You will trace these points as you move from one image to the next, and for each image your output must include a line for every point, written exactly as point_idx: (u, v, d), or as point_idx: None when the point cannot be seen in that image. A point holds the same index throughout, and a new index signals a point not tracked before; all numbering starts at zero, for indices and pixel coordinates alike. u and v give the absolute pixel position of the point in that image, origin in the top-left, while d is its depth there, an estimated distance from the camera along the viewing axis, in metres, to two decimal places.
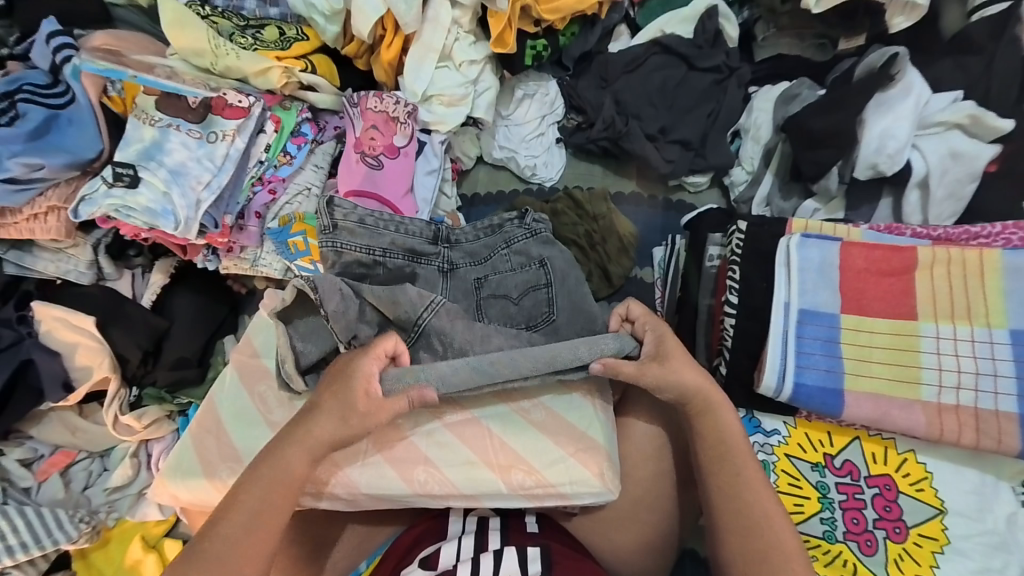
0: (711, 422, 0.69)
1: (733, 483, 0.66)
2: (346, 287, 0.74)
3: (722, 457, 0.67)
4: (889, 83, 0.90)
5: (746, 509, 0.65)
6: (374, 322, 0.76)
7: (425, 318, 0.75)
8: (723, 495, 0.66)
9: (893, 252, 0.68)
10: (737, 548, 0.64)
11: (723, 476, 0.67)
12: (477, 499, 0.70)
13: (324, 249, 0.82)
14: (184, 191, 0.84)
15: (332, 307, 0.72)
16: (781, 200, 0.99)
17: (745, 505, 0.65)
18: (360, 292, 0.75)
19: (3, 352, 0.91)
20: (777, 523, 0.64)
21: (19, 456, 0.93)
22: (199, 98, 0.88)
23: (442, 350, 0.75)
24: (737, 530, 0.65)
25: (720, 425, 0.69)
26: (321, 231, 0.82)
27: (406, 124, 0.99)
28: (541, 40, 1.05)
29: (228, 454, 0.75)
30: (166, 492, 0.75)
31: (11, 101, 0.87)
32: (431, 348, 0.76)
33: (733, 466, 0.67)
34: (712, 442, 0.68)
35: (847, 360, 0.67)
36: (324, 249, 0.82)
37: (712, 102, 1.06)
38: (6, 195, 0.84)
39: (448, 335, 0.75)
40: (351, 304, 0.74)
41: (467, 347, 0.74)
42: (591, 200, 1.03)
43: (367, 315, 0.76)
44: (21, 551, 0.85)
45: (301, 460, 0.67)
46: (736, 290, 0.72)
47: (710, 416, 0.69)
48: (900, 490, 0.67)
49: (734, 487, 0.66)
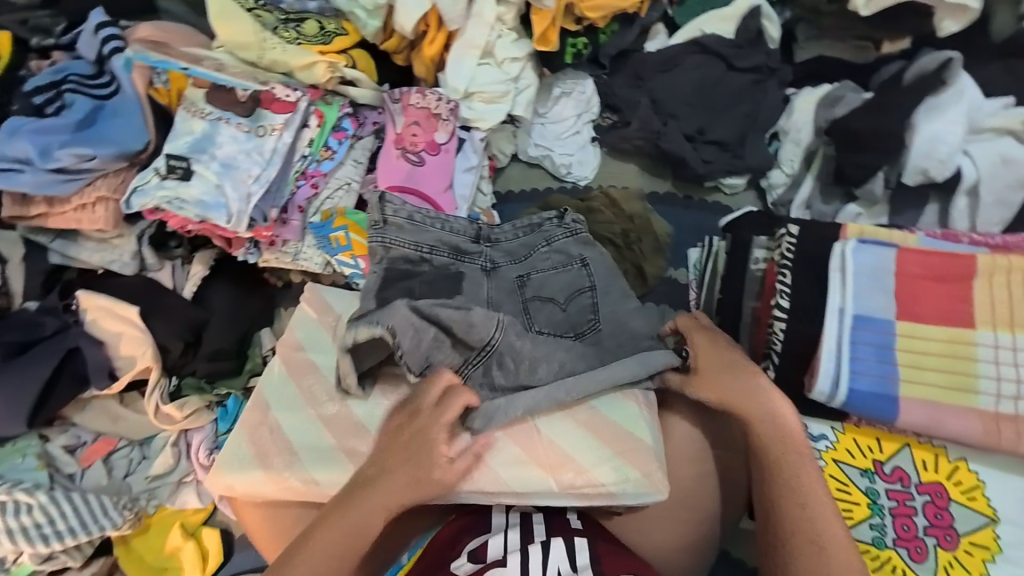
0: (763, 430, 0.69)
1: (789, 492, 0.66)
2: (418, 322, 0.74)
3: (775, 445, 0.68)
4: (941, 86, 0.88)
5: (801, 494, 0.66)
6: (447, 346, 0.76)
7: (498, 339, 0.75)
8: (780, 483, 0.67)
9: (950, 259, 0.68)
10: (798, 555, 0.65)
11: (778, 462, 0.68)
12: (525, 498, 0.71)
13: (372, 244, 0.84)
14: (235, 184, 0.85)
15: (407, 344, 0.74)
16: (822, 204, 0.98)
17: (804, 511, 0.65)
18: (433, 317, 0.75)
19: (49, 340, 0.92)
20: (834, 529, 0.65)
21: (62, 442, 0.95)
22: (249, 92, 0.89)
23: (514, 370, 0.76)
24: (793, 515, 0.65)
25: (770, 429, 0.69)
26: (371, 226, 0.84)
27: (448, 121, 0.99)
28: (581, 38, 1.04)
29: (281, 447, 0.76)
30: (221, 483, 0.76)
31: (58, 90, 0.89)
32: (503, 370, 0.76)
33: (789, 474, 0.67)
34: (764, 449, 0.69)
35: (901, 367, 0.67)
36: (372, 244, 0.84)
37: (750, 102, 1.05)
38: (54, 184, 0.85)
39: (517, 358, 0.76)
40: (424, 335, 0.74)
41: (536, 371, 0.76)
42: (626, 199, 1.03)
43: (443, 341, 0.76)
44: (69, 536, 0.86)
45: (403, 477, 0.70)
46: (787, 294, 0.72)
47: (761, 423, 0.69)
48: (951, 498, 0.68)
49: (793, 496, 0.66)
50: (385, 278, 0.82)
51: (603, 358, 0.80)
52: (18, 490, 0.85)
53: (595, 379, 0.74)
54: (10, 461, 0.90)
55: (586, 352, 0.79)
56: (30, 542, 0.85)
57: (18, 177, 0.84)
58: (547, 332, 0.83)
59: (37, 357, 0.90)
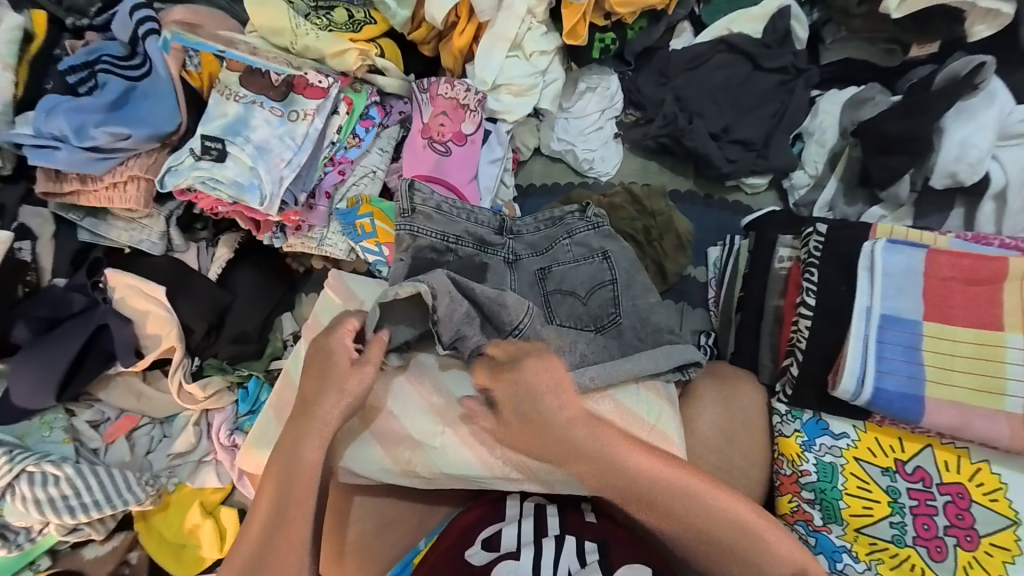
0: (654, 472, 0.68)
1: (682, 521, 0.67)
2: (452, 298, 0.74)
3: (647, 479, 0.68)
4: (972, 91, 0.88)
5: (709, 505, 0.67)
6: (477, 325, 0.76)
7: (525, 325, 0.76)
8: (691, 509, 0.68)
9: (981, 261, 0.69)
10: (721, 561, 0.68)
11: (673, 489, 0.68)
12: (552, 486, 0.72)
13: (400, 232, 0.84)
14: (269, 167, 0.86)
15: (442, 311, 0.73)
16: (845, 205, 0.98)
17: (707, 534, 0.67)
18: (470, 292, 0.75)
19: (77, 317, 0.93)
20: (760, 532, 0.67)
21: (88, 418, 0.97)
22: (282, 76, 0.90)
23: (539, 356, 0.78)
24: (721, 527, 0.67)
25: (627, 468, 0.68)
26: (399, 214, 0.85)
27: (476, 112, 1.00)
28: (610, 33, 1.04)
29: None
30: (253, 460, 0.83)
31: (90, 70, 0.90)
32: None
33: (664, 505, 0.67)
34: (637, 489, 0.68)
35: (929, 368, 0.68)
36: (399, 232, 0.84)
37: (776, 103, 1.05)
38: (88, 163, 0.86)
39: (543, 345, 0.78)
40: (459, 307, 0.74)
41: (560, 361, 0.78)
42: (649, 196, 1.02)
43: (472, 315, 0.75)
44: (94, 509, 0.88)
45: (295, 487, 0.70)
46: (813, 293, 0.75)
47: (632, 469, 0.68)
48: (973, 499, 0.68)
49: (708, 521, 0.66)
50: (412, 265, 0.83)
51: (624, 350, 0.82)
52: (46, 462, 0.86)
53: (619, 370, 0.77)
54: (38, 433, 0.92)
55: (608, 345, 0.81)
56: (57, 514, 0.86)
57: (54, 154, 0.86)
58: (569, 325, 0.84)
59: (66, 333, 0.91)
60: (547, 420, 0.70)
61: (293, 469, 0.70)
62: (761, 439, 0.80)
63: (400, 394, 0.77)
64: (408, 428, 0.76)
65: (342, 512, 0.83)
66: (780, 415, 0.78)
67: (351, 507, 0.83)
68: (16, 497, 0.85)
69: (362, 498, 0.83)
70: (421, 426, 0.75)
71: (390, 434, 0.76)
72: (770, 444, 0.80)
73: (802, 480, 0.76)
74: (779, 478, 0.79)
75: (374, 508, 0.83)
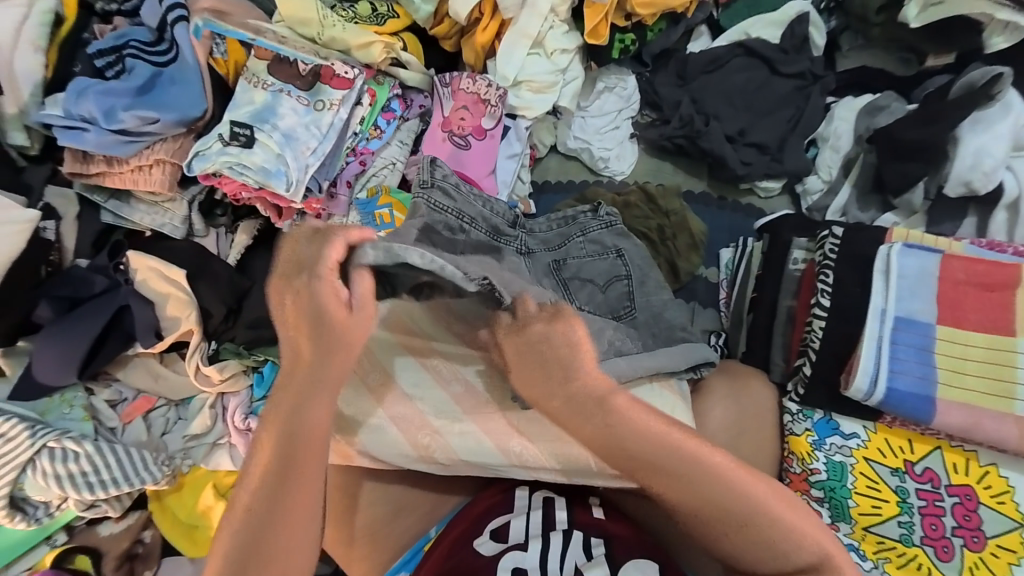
0: (682, 446, 0.63)
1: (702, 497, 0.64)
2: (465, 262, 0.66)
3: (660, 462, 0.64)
4: (988, 101, 0.89)
5: (718, 480, 0.64)
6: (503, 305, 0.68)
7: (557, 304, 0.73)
8: (711, 486, 0.64)
9: (996, 267, 0.70)
10: (737, 542, 0.65)
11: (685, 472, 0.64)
12: (566, 475, 0.75)
13: (417, 202, 0.83)
14: (296, 155, 0.88)
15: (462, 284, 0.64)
16: (858, 211, 1.00)
17: (729, 512, 0.64)
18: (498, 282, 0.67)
19: (99, 297, 0.94)
20: (782, 514, 0.64)
21: (106, 397, 0.99)
22: (309, 66, 0.91)
23: None
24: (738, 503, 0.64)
25: (647, 441, 0.63)
26: (418, 185, 0.85)
27: (496, 107, 1.01)
28: (630, 34, 1.05)
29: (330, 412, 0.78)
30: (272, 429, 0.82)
31: (119, 55, 0.91)
32: None
33: (693, 483, 0.64)
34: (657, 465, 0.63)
35: (940, 370, 0.70)
36: (417, 202, 0.83)
37: (792, 108, 1.06)
38: (116, 145, 0.88)
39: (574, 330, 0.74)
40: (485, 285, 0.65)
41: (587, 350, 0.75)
42: (664, 196, 1.03)
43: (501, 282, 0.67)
44: (112, 486, 0.90)
45: (302, 450, 0.65)
46: (829, 293, 0.76)
47: (655, 441, 0.63)
48: (980, 501, 0.70)
49: (737, 500, 0.63)
50: (423, 230, 0.80)
51: (645, 344, 0.82)
52: (66, 438, 0.88)
53: (636, 365, 0.77)
54: (58, 410, 0.94)
55: (631, 333, 0.82)
56: (76, 489, 0.88)
57: (83, 136, 0.88)
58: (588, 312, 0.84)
59: (89, 313, 0.93)
60: (575, 388, 0.61)
61: (297, 435, 0.65)
62: (772, 437, 0.81)
63: (418, 379, 0.78)
64: (426, 413, 0.77)
65: (347, 500, 0.83)
66: (791, 414, 0.79)
67: (358, 494, 0.84)
68: (37, 472, 0.87)
69: (371, 483, 0.85)
70: (439, 412, 0.77)
71: (407, 421, 0.77)
72: (780, 442, 0.81)
73: (812, 478, 0.77)
74: (789, 476, 0.80)
75: (388, 494, 0.85)
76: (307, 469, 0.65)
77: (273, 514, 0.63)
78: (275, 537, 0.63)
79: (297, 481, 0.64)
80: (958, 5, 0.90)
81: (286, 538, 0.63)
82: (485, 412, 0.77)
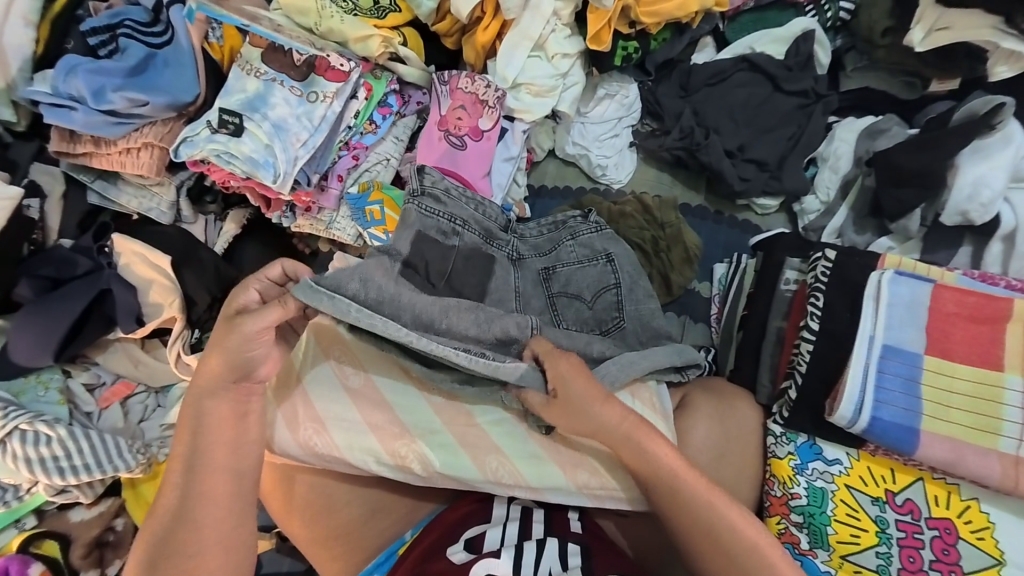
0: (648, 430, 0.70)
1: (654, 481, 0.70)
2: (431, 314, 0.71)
3: (624, 446, 0.70)
4: (988, 131, 0.88)
5: (666, 465, 0.70)
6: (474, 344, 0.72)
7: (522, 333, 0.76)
8: (665, 472, 0.69)
9: (988, 300, 0.69)
10: (688, 530, 0.69)
11: (641, 460, 0.70)
12: (541, 491, 0.74)
13: (407, 207, 0.82)
14: (285, 145, 0.86)
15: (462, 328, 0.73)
16: (854, 233, 0.99)
17: (680, 498, 0.69)
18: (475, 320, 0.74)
19: (83, 278, 0.93)
20: (708, 500, 0.69)
21: (84, 380, 0.98)
22: (304, 56, 0.89)
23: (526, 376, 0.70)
24: (683, 484, 0.69)
25: (604, 425, 0.70)
26: (410, 194, 0.84)
27: (494, 108, 1.00)
28: (633, 41, 1.02)
29: (310, 412, 0.75)
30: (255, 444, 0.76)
31: (112, 34, 0.89)
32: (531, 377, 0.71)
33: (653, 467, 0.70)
34: (625, 449, 0.70)
35: (926, 402, 0.69)
36: (407, 207, 0.82)
37: (794, 125, 1.04)
38: (104, 126, 0.87)
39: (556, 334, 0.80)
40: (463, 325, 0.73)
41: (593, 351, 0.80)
42: (660, 207, 1.02)
43: (473, 322, 0.74)
44: (84, 472, 0.88)
45: (200, 449, 0.68)
46: (818, 317, 0.76)
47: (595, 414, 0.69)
48: (960, 536, 0.69)
49: (679, 484, 0.69)
50: (417, 240, 0.81)
51: (641, 340, 0.86)
52: (40, 422, 0.86)
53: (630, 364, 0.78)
54: (33, 392, 0.92)
55: (617, 343, 0.83)
56: (47, 473, 0.87)
57: (71, 115, 0.86)
58: (575, 329, 0.86)
59: (71, 294, 0.92)
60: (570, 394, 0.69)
61: (200, 424, 0.69)
62: (754, 459, 0.80)
63: (399, 384, 0.77)
64: (405, 421, 0.75)
65: (321, 501, 0.80)
66: (775, 436, 0.78)
67: (332, 498, 0.81)
68: (7, 454, 0.85)
69: (346, 486, 0.81)
70: (418, 419, 0.75)
71: (383, 425, 0.75)
72: (762, 465, 0.80)
73: (792, 502, 0.76)
74: (769, 499, 0.79)
75: (363, 498, 0.82)
76: (213, 463, 0.69)
77: (183, 510, 0.67)
78: (187, 535, 0.67)
79: (206, 471, 0.68)
80: (963, 32, 0.87)
81: (203, 529, 0.67)
82: (464, 422, 0.76)
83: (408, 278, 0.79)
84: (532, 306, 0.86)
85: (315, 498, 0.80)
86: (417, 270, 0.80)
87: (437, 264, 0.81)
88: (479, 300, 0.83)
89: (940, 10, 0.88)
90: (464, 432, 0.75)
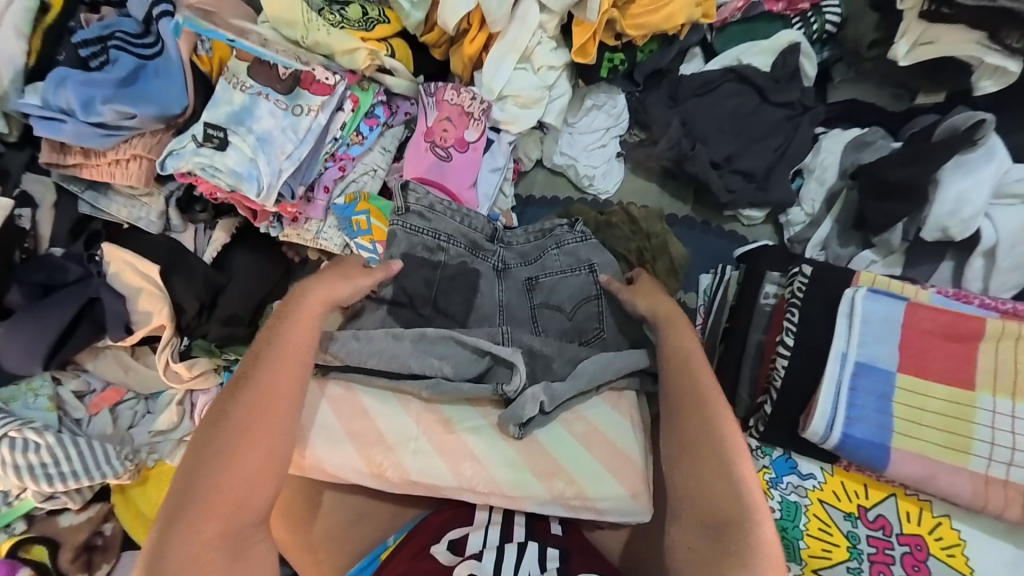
0: (710, 393, 0.73)
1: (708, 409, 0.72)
2: (405, 359, 0.78)
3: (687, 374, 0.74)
4: (970, 147, 0.88)
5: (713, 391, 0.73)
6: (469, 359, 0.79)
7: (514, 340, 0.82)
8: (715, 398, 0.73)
9: (961, 319, 0.70)
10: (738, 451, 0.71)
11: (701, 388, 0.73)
12: (517, 500, 0.74)
13: (394, 228, 0.88)
14: (270, 158, 0.87)
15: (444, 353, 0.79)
16: (838, 246, 0.99)
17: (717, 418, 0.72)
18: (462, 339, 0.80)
19: (73, 286, 0.95)
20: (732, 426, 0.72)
21: (74, 387, 1.00)
22: (290, 70, 0.90)
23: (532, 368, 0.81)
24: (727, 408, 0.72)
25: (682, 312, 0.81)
26: (393, 212, 0.88)
27: (479, 121, 1.01)
28: (619, 53, 1.03)
29: None
30: None
31: (103, 45, 0.91)
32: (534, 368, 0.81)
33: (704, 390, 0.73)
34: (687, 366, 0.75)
35: (898, 419, 0.69)
36: (394, 228, 0.88)
37: (781, 137, 1.05)
38: (93, 137, 0.87)
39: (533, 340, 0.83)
40: (460, 353, 0.79)
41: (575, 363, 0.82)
42: (646, 218, 1.02)
43: (451, 364, 0.79)
44: (73, 478, 0.90)
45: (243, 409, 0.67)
46: (793, 332, 0.76)
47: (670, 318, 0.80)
48: (930, 552, 0.70)
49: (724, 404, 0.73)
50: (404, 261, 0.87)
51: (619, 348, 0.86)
52: (28, 428, 0.88)
53: (607, 374, 0.79)
54: (23, 399, 0.95)
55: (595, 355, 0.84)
56: (36, 479, 0.88)
57: (60, 126, 0.87)
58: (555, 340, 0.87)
59: (59, 302, 0.93)
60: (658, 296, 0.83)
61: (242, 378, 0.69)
62: None
63: (380, 393, 0.79)
64: (383, 429, 0.76)
65: (307, 508, 0.81)
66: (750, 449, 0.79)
67: (320, 500, 0.83)
68: None
69: (333, 491, 0.84)
70: (396, 428, 0.77)
71: (365, 435, 0.76)
72: None
73: None
74: None
75: (350, 503, 0.84)
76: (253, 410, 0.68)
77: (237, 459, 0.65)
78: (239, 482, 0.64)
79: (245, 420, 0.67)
80: (947, 46, 0.87)
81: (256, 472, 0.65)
82: (442, 432, 0.77)
83: (396, 315, 0.85)
84: (516, 319, 0.88)
85: (303, 502, 0.82)
86: (403, 305, 0.86)
87: (421, 293, 0.86)
88: (463, 317, 0.87)
89: (926, 24, 0.88)
90: (442, 441, 0.76)
